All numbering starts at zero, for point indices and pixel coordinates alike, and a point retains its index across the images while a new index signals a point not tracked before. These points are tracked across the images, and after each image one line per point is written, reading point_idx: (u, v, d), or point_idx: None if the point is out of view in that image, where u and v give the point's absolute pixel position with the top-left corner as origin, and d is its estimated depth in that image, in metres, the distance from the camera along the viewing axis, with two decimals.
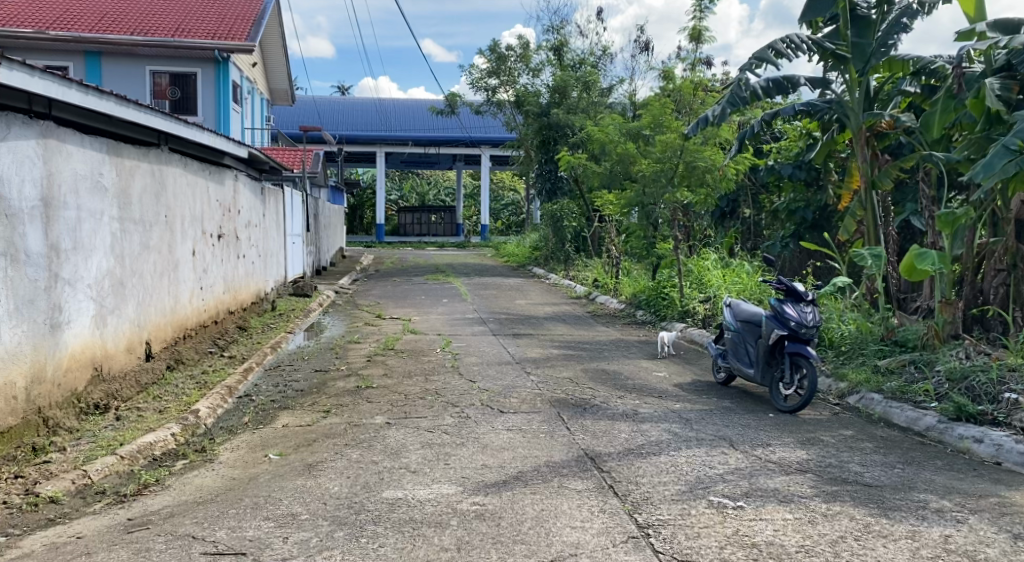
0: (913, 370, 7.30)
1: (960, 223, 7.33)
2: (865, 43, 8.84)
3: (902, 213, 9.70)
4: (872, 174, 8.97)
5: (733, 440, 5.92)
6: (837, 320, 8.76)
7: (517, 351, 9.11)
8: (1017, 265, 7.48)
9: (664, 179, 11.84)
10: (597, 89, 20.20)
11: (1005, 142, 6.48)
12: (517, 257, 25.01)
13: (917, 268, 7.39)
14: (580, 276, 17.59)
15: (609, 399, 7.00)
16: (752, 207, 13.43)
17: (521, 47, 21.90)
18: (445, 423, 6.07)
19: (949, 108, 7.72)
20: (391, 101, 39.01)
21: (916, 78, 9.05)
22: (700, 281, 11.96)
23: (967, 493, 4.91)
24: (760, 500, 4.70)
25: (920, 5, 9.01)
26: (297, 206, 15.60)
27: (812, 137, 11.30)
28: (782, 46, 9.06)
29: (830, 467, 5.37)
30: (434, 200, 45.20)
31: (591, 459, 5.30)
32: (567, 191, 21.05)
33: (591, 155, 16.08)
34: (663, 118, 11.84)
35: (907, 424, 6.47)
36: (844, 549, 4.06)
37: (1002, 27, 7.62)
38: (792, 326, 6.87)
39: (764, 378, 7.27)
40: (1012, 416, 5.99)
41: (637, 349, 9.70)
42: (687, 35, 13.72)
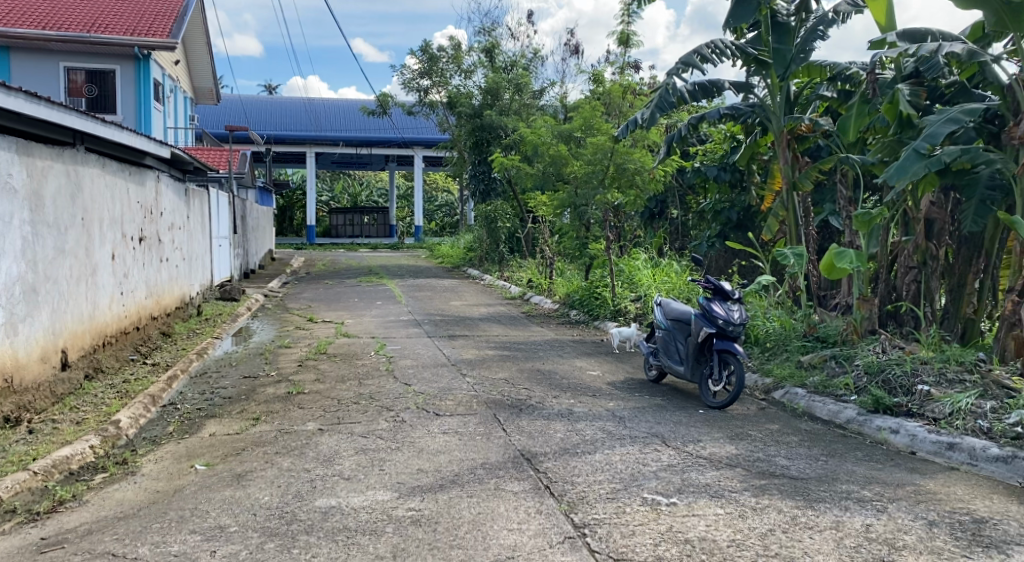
0: (834, 365, 7.54)
1: (875, 223, 7.62)
2: (785, 49, 9.13)
3: (822, 213, 10.00)
4: (793, 176, 9.24)
5: (665, 437, 6.03)
6: (762, 318, 9.02)
7: (452, 353, 9.08)
8: (927, 262, 7.81)
9: (595, 180, 12.00)
10: (529, 90, 20.35)
11: (916, 146, 6.77)
12: (450, 259, 24.90)
13: (837, 266, 7.66)
14: (514, 277, 17.64)
15: (544, 399, 7.04)
16: (680, 208, 13.69)
17: (453, 48, 21.80)
18: (379, 428, 6.02)
19: (864, 112, 8.05)
20: (320, 101, 38.51)
21: (833, 83, 9.44)
22: (631, 280, 12.22)
23: (886, 483, 5.12)
24: (692, 496, 4.81)
25: (835, 13, 9.32)
26: (224, 207, 15.21)
27: (736, 140, 11.79)
28: (707, 51, 9.27)
29: (758, 461, 5.52)
30: (366, 201, 44.76)
31: (528, 460, 5.34)
32: (501, 193, 21.06)
33: (523, 155, 16.13)
34: (594, 120, 12.01)
35: (829, 417, 6.71)
36: (773, 543, 4.19)
37: (910, 36, 7.92)
38: (720, 324, 7.04)
39: (693, 375, 7.43)
40: (925, 408, 6.26)
41: (572, 349, 9.79)
42: (616, 39, 13.87)
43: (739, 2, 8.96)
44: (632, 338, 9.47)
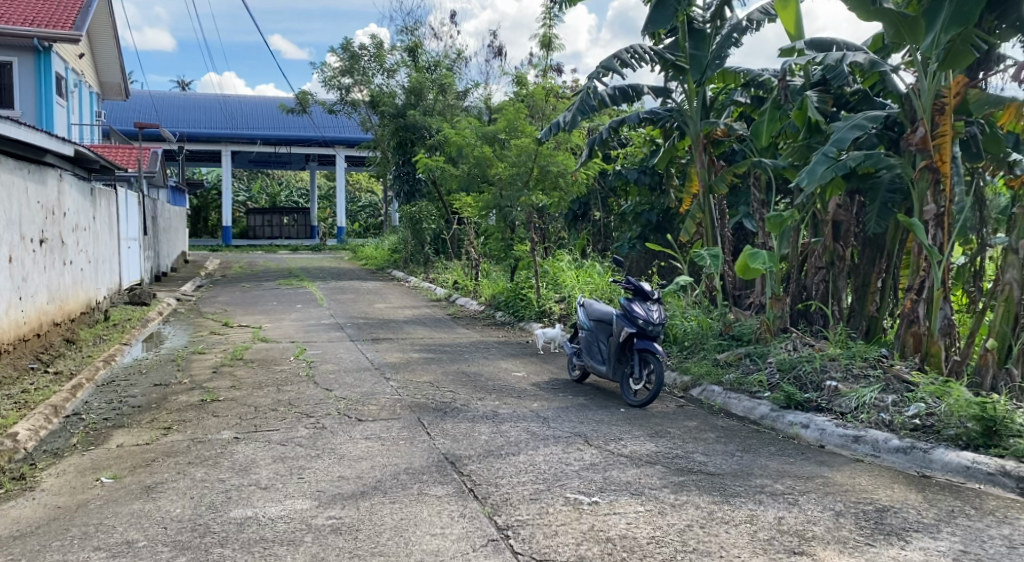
0: (749, 362, 7.77)
1: (787, 225, 7.87)
2: (701, 55, 9.43)
3: (737, 215, 10.33)
4: (709, 179, 9.49)
5: (588, 436, 6.12)
6: (681, 317, 9.24)
7: (375, 357, 9.00)
8: (835, 263, 8.16)
9: (520, 182, 12.10)
10: (453, 91, 20.33)
11: (825, 150, 7.00)
12: (374, 260, 24.63)
13: (750, 267, 7.89)
14: (439, 278, 17.58)
15: (469, 401, 7.05)
16: (603, 210, 13.90)
17: (375, 47, 21.58)
18: (299, 435, 5.93)
19: (776, 118, 8.32)
20: (237, 99, 37.60)
21: (746, 90, 9.78)
22: (556, 281, 12.40)
23: (797, 476, 5.33)
24: (614, 494, 4.90)
25: (749, 21, 9.63)
26: (133, 208, 14.69)
27: (655, 145, 12.13)
28: (627, 56, 9.45)
29: (677, 458, 5.67)
30: (287, 202, 43.90)
31: (452, 464, 5.34)
32: (425, 193, 20.94)
33: (447, 156, 16.06)
34: (518, 122, 12.07)
35: (744, 413, 6.92)
36: (691, 538, 4.31)
37: (818, 45, 8.21)
38: (640, 323, 7.18)
39: (615, 374, 7.56)
40: (833, 403, 6.52)
41: (497, 350, 9.82)
42: (538, 41, 13.96)
43: (657, 8, 9.07)
44: (556, 338, 9.56)
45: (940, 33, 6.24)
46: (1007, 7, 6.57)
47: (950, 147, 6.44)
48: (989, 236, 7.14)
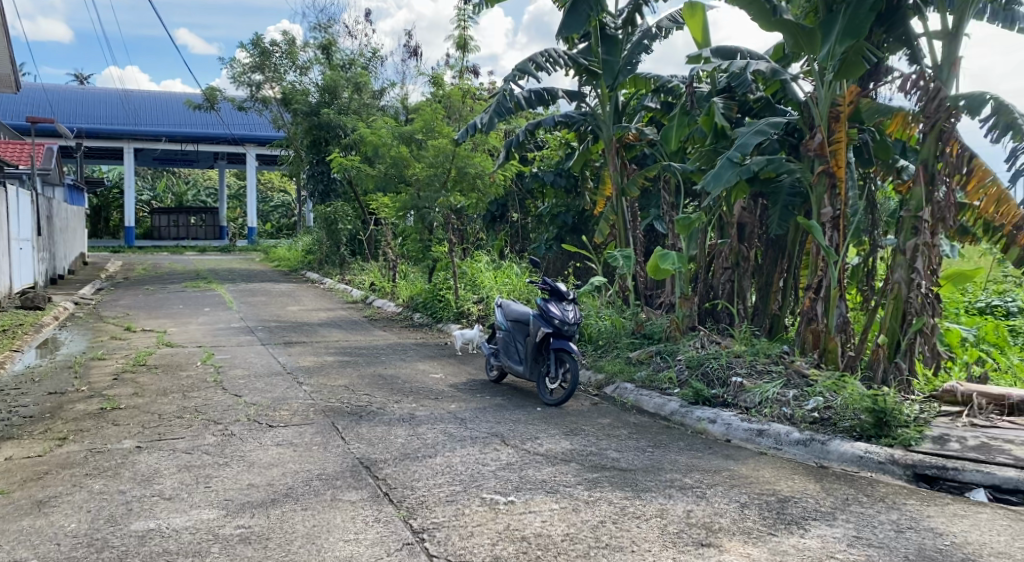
0: (660, 360, 7.97)
1: (695, 226, 8.11)
2: (613, 61, 9.55)
3: (648, 218, 10.57)
4: (621, 183, 9.74)
5: (504, 436, 6.17)
6: (596, 317, 9.40)
7: (288, 361, 8.83)
8: (740, 263, 8.47)
9: (438, 183, 12.04)
10: (368, 90, 20.17)
11: (729, 155, 7.27)
12: (287, 262, 24.13)
13: (661, 267, 8.09)
14: (355, 280, 17.36)
15: (385, 404, 7.01)
16: (520, 211, 14.02)
17: (286, 43, 21.16)
18: (206, 443, 5.78)
19: (684, 123, 8.54)
20: (141, 95, 36.24)
21: (656, 95, 10.03)
22: (474, 282, 12.41)
23: (705, 470, 5.51)
24: (529, 493, 4.96)
25: (659, 29, 9.89)
26: (25, 207, 13.98)
27: (570, 148, 12.32)
28: (541, 60, 9.56)
29: (591, 455, 5.78)
30: (195, 202, 42.56)
31: (366, 468, 5.30)
32: (340, 194, 20.65)
33: (363, 156, 15.86)
34: (435, 123, 12.02)
35: (655, 410, 7.09)
36: (604, 534, 4.41)
37: (722, 53, 8.49)
38: (556, 323, 7.28)
39: (532, 374, 7.65)
40: (739, 398, 6.76)
41: (413, 352, 9.78)
42: (454, 42, 13.95)
43: (570, 13, 9.11)
44: (474, 339, 9.58)
45: (834, 45, 6.57)
46: (895, 21, 6.96)
47: (844, 153, 6.79)
48: (880, 237, 7.46)
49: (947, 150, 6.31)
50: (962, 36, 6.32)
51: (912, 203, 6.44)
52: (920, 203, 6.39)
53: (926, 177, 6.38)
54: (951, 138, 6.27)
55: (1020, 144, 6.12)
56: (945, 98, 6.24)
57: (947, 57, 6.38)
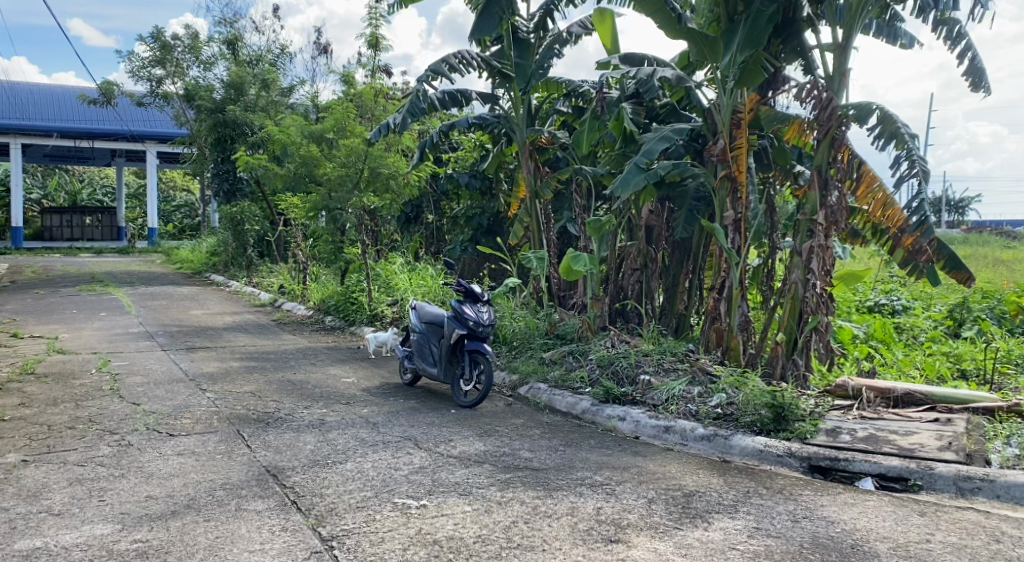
0: (572, 359, 8.07)
1: (605, 229, 8.25)
2: (526, 65, 9.62)
3: (561, 220, 10.69)
4: (535, 185, 9.81)
5: (418, 439, 6.14)
6: (510, 318, 9.44)
7: (190, 367, 8.55)
8: (648, 264, 8.66)
9: (349, 184, 11.80)
10: (276, 87, 19.84)
11: (637, 161, 7.43)
12: (191, 264, 23.31)
13: (573, 269, 8.18)
14: (264, 283, 16.95)
15: (294, 410, 6.87)
16: (435, 213, 13.95)
17: (189, 37, 20.50)
18: (100, 454, 5.53)
19: (595, 128, 8.72)
20: (31, 89, 34.44)
21: (568, 99, 10.17)
22: (388, 285, 12.28)
23: (615, 467, 5.61)
24: (442, 496, 4.94)
25: (569, 34, 10.02)
26: None
27: (485, 149, 12.36)
28: (455, 61, 9.49)
29: (504, 456, 5.80)
30: (91, 201, 40.71)
31: (273, 476, 5.18)
32: (247, 194, 20.14)
33: (271, 156, 15.50)
34: (347, 122, 11.83)
35: (567, 409, 7.17)
36: (516, 534, 4.44)
37: (629, 59, 8.67)
38: (470, 325, 7.29)
39: (446, 376, 7.63)
40: (647, 395, 6.91)
41: (324, 356, 9.61)
42: (365, 41, 13.78)
43: (482, 16, 9.12)
44: (387, 343, 9.46)
45: (735, 54, 6.82)
46: (790, 33, 7.26)
47: (744, 159, 7.01)
48: (779, 240, 7.78)
49: (838, 156, 6.62)
50: (850, 49, 6.64)
51: (808, 206, 6.72)
52: (815, 206, 6.68)
53: (820, 183, 6.68)
54: (841, 145, 6.58)
55: (904, 151, 6.47)
56: (836, 107, 6.54)
57: (837, 69, 6.68)
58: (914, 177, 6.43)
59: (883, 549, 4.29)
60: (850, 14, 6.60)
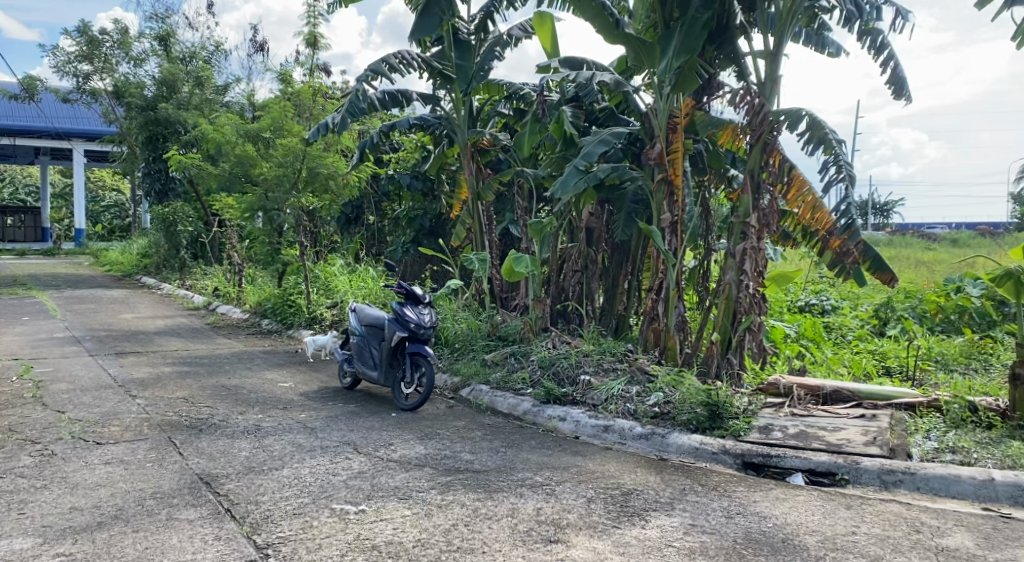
0: (514, 361, 8.09)
1: (547, 231, 8.30)
2: (467, 66, 9.65)
3: (503, 221, 10.71)
4: (476, 187, 9.81)
5: (357, 443, 6.08)
6: (452, 319, 9.42)
7: (120, 373, 8.30)
8: (589, 266, 8.74)
9: (287, 184, 11.69)
10: (211, 85, 19.40)
11: (576, 163, 7.50)
12: (121, 266, 22.62)
13: (515, 270, 8.20)
14: (198, 285, 16.56)
15: (229, 416, 6.73)
16: (376, 214, 13.82)
17: (118, 32, 19.92)
18: (22, 465, 5.33)
19: (536, 130, 8.75)
20: None
21: (509, 101, 10.20)
22: (327, 287, 12.13)
23: (555, 467, 5.64)
24: (381, 500, 4.90)
25: (509, 37, 10.08)
26: None
27: (426, 150, 12.31)
28: (395, 61, 9.42)
29: (445, 459, 5.78)
30: (14, 200, 39.18)
31: (207, 484, 5.07)
32: (180, 194, 19.74)
33: (205, 155, 15.16)
34: (284, 121, 11.63)
35: (508, 410, 7.19)
36: (456, 537, 4.43)
37: (569, 62, 8.74)
38: (411, 327, 7.25)
39: (386, 379, 7.57)
40: (587, 395, 6.97)
41: (261, 360, 9.44)
42: (304, 39, 13.57)
43: (422, 16, 9.05)
44: (327, 347, 9.30)
45: (672, 60, 6.95)
46: (723, 40, 7.41)
47: (680, 162, 7.14)
48: (714, 242, 7.94)
49: (769, 161, 6.80)
50: (782, 56, 6.81)
51: (741, 209, 6.88)
52: (747, 209, 6.84)
53: (752, 186, 6.85)
54: (773, 149, 6.75)
55: (831, 156, 6.67)
56: (767, 113, 6.71)
57: (768, 75, 6.85)
58: (841, 181, 6.64)
59: (812, 542, 4.41)
60: (781, 21, 6.76)
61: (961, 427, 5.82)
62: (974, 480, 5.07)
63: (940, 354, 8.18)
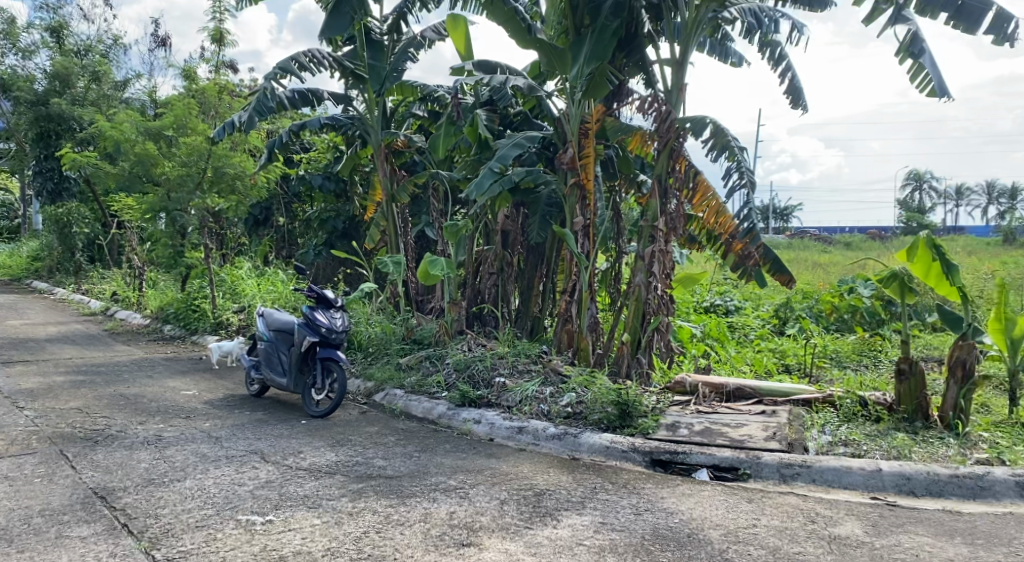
0: (429, 364, 8.03)
1: (462, 233, 8.27)
2: (380, 67, 9.50)
3: (419, 224, 10.64)
4: (391, 189, 9.71)
5: (264, 452, 5.92)
6: (365, 323, 9.29)
7: (7, 384, 7.85)
8: (505, 268, 8.76)
9: (191, 184, 11.24)
10: (108, 80, 18.62)
11: (491, 166, 7.48)
12: (8, 270, 21.42)
13: (430, 273, 8.15)
14: (95, 290, 15.85)
15: (127, 426, 6.45)
16: (286, 215, 13.52)
17: (5, 22, 18.88)
18: None
19: (451, 132, 8.72)
20: None
21: (424, 103, 10.16)
22: (234, 291, 11.79)
23: (468, 470, 5.63)
24: (289, 510, 4.79)
25: (424, 38, 9.97)
26: None
27: (339, 151, 12.12)
28: (305, 60, 9.22)
29: (357, 465, 5.69)
30: None
31: (101, 498, 4.85)
32: (75, 194, 18.83)
33: (102, 153, 14.52)
34: (188, 119, 11.23)
35: (423, 414, 7.13)
36: (366, 544, 4.37)
37: (483, 66, 8.75)
38: (323, 332, 7.10)
39: (296, 386, 7.40)
40: (502, 397, 6.98)
41: (163, 368, 9.10)
42: (209, 35, 13.16)
43: (333, 15, 8.90)
44: (233, 353, 9.04)
45: (582, 66, 7.03)
46: (632, 48, 7.56)
47: (592, 167, 7.23)
48: (625, 245, 8.09)
49: (676, 167, 6.97)
50: (687, 65, 6.99)
51: (649, 213, 7.02)
52: (655, 213, 6.98)
53: (660, 191, 7.00)
54: (679, 156, 6.92)
55: (734, 163, 6.89)
56: (674, 120, 6.88)
57: (675, 83, 7.01)
58: (743, 187, 6.86)
59: (716, 535, 4.54)
60: (686, 32, 6.94)
61: (852, 421, 6.13)
62: (864, 471, 5.33)
63: (835, 352, 8.57)
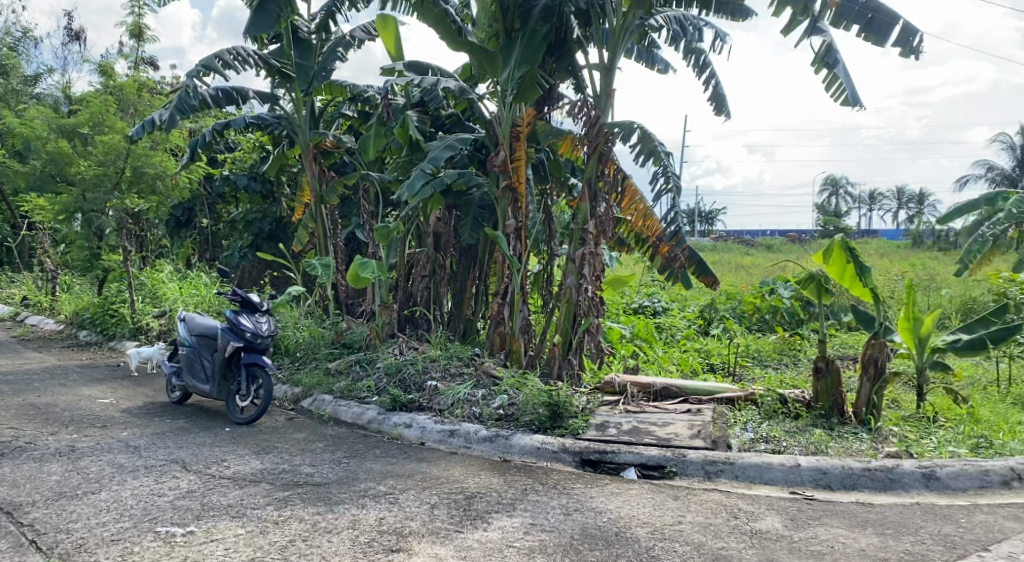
0: (359, 369, 7.90)
1: (394, 236, 8.17)
2: (307, 66, 9.30)
3: (348, 226, 10.49)
4: (319, 190, 9.55)
5: (186, 461, 5.74)
6: (293, 327, 9.11)
7: None
8: (437, 271, 8.70)
9: (108, 184, 10.82)
10: (18, 74, 17.81)
11: (423, 167, 7.36)
12: None
13: (361, 275, 8.04)
14: (3, 294, 15.13)
15: (37, 437, 6.17)
16: (209, 217, 13.14)
17: None
18: None
19: (381, 133, 8.59)
20: None
21: (353, 103, 10.02)
22: (155, 295, 11.41)
23: (399, 475, 5.56)
24: (212, 520, 4.65)
25: (352, 38, 9.83)
26: None
27: (265, 151, 11.86)
28: (229, 58, 8.98)
29: (283, 473, 5.56)
30: None
31: (9, 514, 4.62)
32: None
33: (10, 150, 13.88)
34: (104, 116, 10.80)
35: (352, 419, 7.02)
36: (292, 553, 4.27)
37: (414, 67, 8.67)
38: (247, 337, 6.92)
39: (220, 393, 7.19)
40: (433, 401, 6.93)
41: (77, 375, 8.73)
42: (126, 30, 12.71)
43: (258, 12, 8.69)
44: (153, 359, 8.76)
45: (513, 69, 7.04)
46: (562, 53, 7.62)
47: (524, 170, 7.25)
48: (557, 248, 8.15)
49: (606, 170, 7.05)
50: (615, 70, 7.06)
51: (580, 216, 7.07)
52: (585, 216, 7.04)
53: (590, 195, 7.06)
54: (608, 160, 7.00)
55: (660, 168, 6.99)
56: (603, 125, 6.96)
57: (604, 88, 7.08)
58: (669, 191, 6.97)
59: (643, 533, 4.59)
60: (614, 38, 7.02)
61: (772, 418, 6.30)
62: (783, 466, 5.46)
63: (756, 351, 8.74)
